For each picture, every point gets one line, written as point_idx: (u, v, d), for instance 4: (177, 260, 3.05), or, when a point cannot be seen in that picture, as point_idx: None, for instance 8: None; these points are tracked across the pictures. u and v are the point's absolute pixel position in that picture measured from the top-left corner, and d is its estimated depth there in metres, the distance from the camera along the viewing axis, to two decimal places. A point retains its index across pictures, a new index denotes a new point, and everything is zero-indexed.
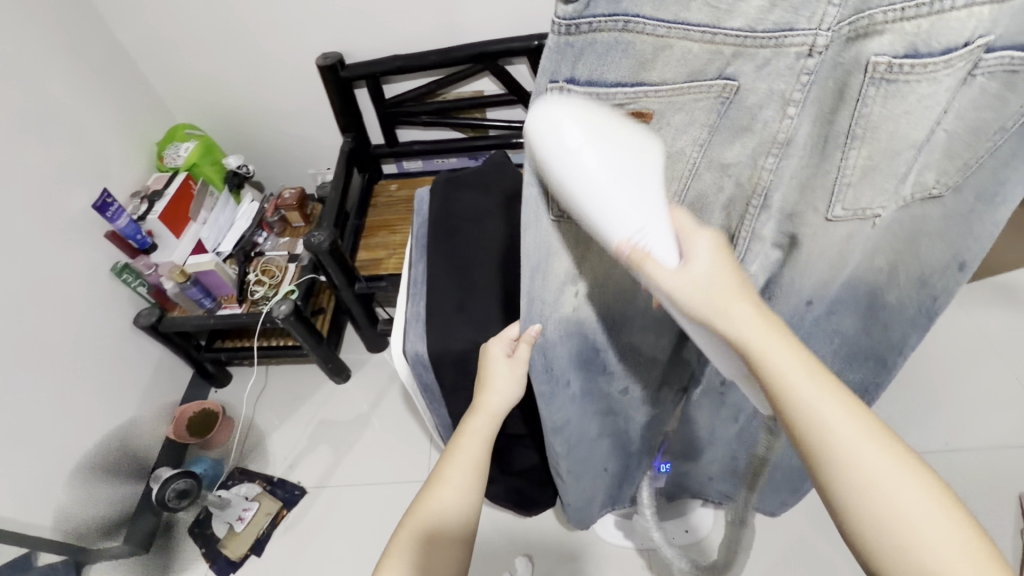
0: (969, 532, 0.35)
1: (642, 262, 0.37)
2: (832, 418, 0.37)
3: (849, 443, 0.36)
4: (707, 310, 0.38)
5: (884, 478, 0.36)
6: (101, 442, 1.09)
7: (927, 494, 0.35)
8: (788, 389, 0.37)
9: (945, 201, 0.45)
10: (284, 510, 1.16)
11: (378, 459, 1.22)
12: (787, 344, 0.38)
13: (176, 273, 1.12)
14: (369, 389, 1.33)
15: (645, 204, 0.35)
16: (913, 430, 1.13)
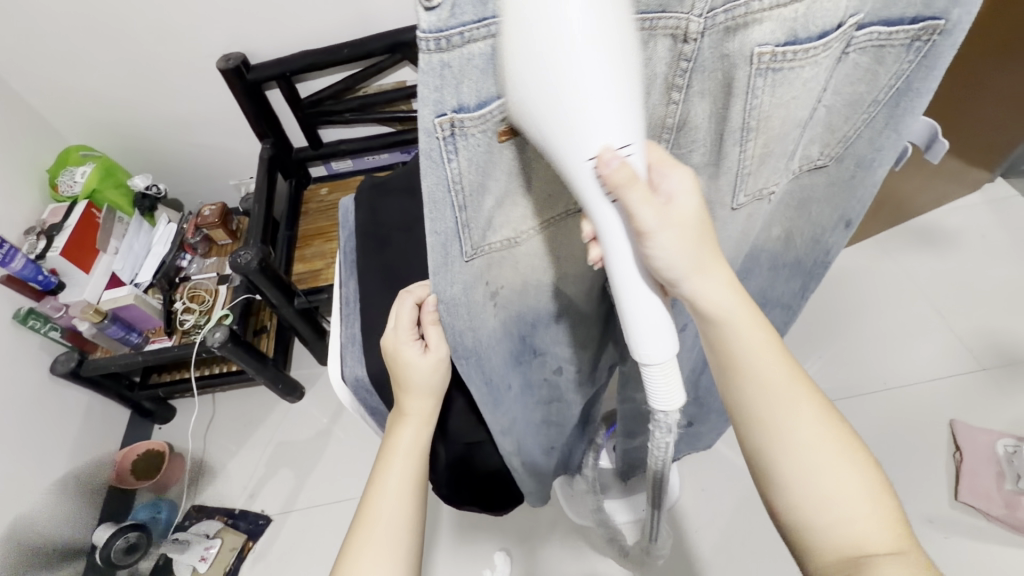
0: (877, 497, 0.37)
1: (622, 189, 0.31)
2: (771, 376, 0.38)
3: (792, 409, 0.38)
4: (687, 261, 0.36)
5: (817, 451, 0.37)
6: (29, 506, 1.00)
7: (844, 451, 0.38)
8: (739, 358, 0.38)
9: (829, 170, 0.46)
10: (250, 542, 1.11)
11: (345, 473, 1.19)
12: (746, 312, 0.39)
13: (90, 312, 1.03)
14: (326, 403, 1.29)
15: (627, 117, 0.30)
16: (855, 373, 1.20)
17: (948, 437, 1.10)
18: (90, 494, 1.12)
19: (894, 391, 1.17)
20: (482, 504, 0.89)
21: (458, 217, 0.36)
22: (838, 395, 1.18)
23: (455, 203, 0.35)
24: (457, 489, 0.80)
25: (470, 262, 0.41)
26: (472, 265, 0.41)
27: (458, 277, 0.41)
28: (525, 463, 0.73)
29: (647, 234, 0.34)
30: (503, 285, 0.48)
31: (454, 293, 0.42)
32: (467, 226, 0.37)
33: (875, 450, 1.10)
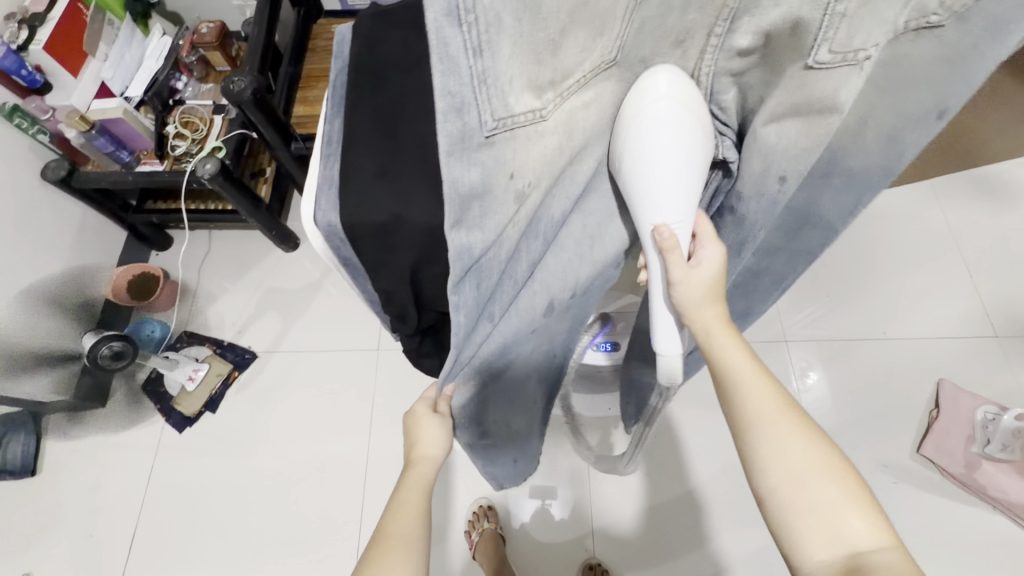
0: (867, 509, 0.41)
1: (668, 249, 0.44)
2: (760, 397, 0.44)
3: (778, 427, 0.43)
4: (686, 311, 0.46)
5: (806, 460, 0.42)
6: (34, 305, 1.06)
7: (827, 461, 0.42)
8: (732, 385, 0.46)
9: (942, 32, 0.37)
10: (235, 373, 1.17)
11: (330, 325, 1.22)
12: (743, 350, 0.46)
13: (75, 119, 0.98)
14: (319, 256, 1.29)
15: (685, 193, 0.42)
16: (854, 316, 1.16)
17: (929, 396, 1.09)
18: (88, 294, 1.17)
19: (891, 343, 1.13)
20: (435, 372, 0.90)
21: (472, 66, 0.31)
22: (834, 336, 1.15)
23: (466, 44, 0.30)
24: (425, 356, 0.80)
25: (490, 137, 0.34)
26: (492, 148, 0.35)
27: (471, 164, 0.34)
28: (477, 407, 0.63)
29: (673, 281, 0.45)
30: (531, 183, 0.39)
31: (465, 179, 0.34)
32: (485, 88, 0.32)
33: (852, 395, 1.10)
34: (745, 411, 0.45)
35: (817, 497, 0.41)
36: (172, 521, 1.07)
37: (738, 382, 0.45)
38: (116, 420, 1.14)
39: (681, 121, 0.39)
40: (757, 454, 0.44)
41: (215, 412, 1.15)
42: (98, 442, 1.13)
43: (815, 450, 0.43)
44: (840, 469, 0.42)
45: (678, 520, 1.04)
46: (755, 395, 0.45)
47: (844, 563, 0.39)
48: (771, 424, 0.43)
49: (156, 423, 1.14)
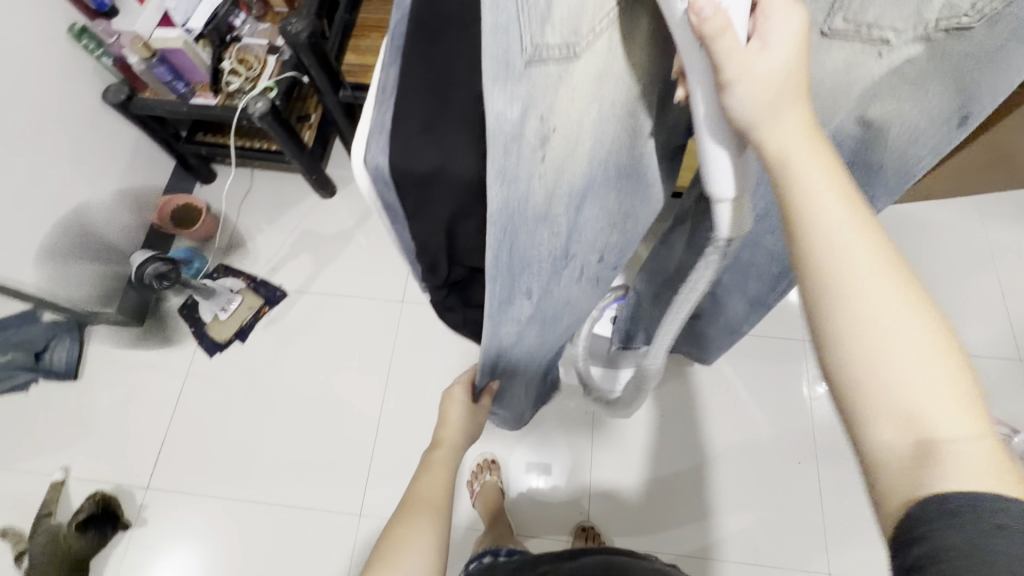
0: (967, 391, 0.28)
1: (712, 39, 0.28)
2: (842, 224, 0.30)
3: (859, 268, 0.29)
4: (745, 112, 0.30)
5: (894, 319, 0.29)
6: (98, 222, 1.14)
7: (911, 315, 0.29)
8: (805, 207, 0.30)
9: (974, 34, 0.36)
10: (266, 307, 1.23)
11: (358, 273, 1.26)
12: (826, 162, 0.31)
13: (138, 46, 1.01)
14: (354, 206, 1.32)
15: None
16: None
17: None
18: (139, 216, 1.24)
19: None
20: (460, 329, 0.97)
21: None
22: None
23: None
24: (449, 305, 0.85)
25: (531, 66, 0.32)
26: (529, 79, 0.33)
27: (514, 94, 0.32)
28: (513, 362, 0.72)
29: (721, 88, 0.30)
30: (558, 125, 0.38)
31: (508, 119, 0.33)
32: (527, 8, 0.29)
33: None
34: (814, 252, 0.30)
35: (894, 366, 0.28)
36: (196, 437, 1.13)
37: (814, 203, 0.30)
38: (153, 338, 1.21)
39: None
40: (821, 298, 0.30)
41: (243, 342, 1.20)
42: (134, 357, 1.20)
43: (900, 301, 0.29)
44: (940, 336, 0.29)
45: (674, 495, 1.07)
46: (831, 217, 0.30)
47: (910, 445, 0.28)
48: (850, 267, 0.29)
49: (189, 346, 1.20)
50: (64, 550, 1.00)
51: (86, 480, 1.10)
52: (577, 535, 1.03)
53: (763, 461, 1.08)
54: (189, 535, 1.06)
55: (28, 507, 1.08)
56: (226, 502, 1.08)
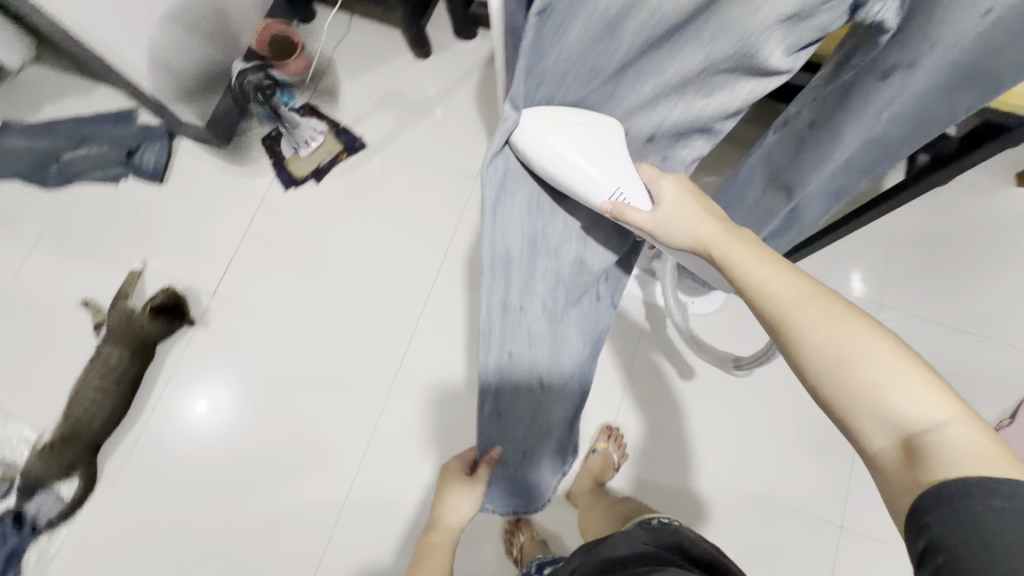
0: (911, 375, 0.41)
1: (623, 214, 0.55)
2: (775, 290, 0.47)
3: (809, 315, 0.45)
4: (683, 233, 0.57)
5: (851, 344, 0.42)
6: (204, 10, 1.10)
7: (873, 337, 0.42)
8: (750, 285, 0.49)
9: None
10: (344, 154, 1.24)
11: (438, 141, 1.24)
12: (753, 253, 0.51)
13: None
14: (445, 74, 1.28)
15: (621, 171, 0.53)
16: (958, 307, 1.10)
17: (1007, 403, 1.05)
18: (227, 22, 1.17)
19: (991, 344, 1.08)
20: None
21: None
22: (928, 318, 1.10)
23: None
24: None
25: None
26: None
27: None
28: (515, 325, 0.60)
29: (640, 219, 0.56)
30: None
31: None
32: None
33: None
34: (769, 314, 0.47)
35: (865, 374, 0.41)
36: (266, 260, 1.19)
37: (756, 279, 0.49)
38: (233, 162, 1.24)
39: (577, 126, 0.50)
40: (797, 341, 0.45)
41: (318, 182, 1.23)
42: (214, 177, 1.24)
43: (853, 324, 0.43)
44: (886, 344, 0.42)
45: (705, 419, 1.09)
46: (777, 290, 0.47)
47: (897, 444, 0.40)
48: (799, 318, 0.45)
49: (267, 177, 1.23)
50: (137, 330, 1.08)
51: (161, 274, 1.18)
52: (601, 432, 1.08)
53: (802, 409, 1.08)
54: (231, 361, 1.14)
55: (109, 287, 1.18)
56: (284, 325, 1.16)
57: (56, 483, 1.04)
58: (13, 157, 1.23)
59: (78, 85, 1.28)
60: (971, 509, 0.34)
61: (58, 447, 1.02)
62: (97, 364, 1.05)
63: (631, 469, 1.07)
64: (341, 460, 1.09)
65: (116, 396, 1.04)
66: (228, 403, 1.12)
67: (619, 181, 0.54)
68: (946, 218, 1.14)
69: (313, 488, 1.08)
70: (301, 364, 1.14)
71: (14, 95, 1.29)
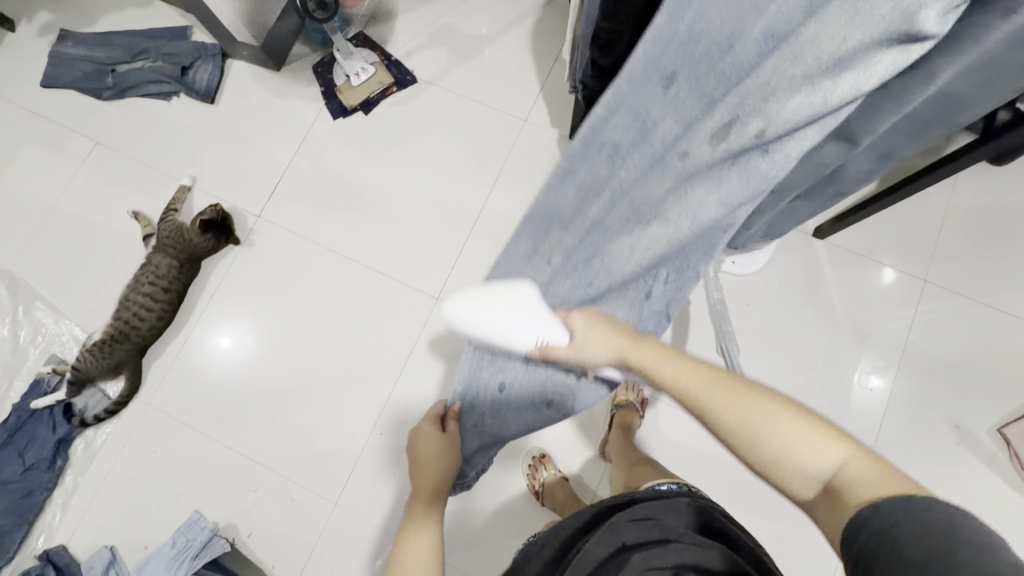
0: (811, 433, 0.45)
1: (549, 351, 0.59)
2: (687, 380, 0.52)
3: (717, 398, 0.49)
4: (602, 352, 0.57)
5: (756, 414, 0.47)
6: None
7: (773, 408, 0.47)
8: (664, 381, 0.53)
9: None
10: (394, 88, 1.23)
11: (489, 83, 1.23)
12: (657, 348, 0.55)
13: None
14: (501, 14, 1.25)
15: (536, 322, 0.60)
16: (1004, 291, 1.08)
17: None
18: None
19: None
20: (576, 127, 1.00)
21: None
22: (970, 300, 1.09)
23: None
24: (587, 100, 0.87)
25: None
26: None
27: None
28: (532, 272, 0.67)
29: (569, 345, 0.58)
30: None
31: None
32: None
33: (955, 363, 1.07)
34: (687, 402, 0.52)
35: (770, 449, 0.45)
36: (312, 188, 1.21)
37: (665, 375, 0.53)
38: (283, 88, 1.25)
39: (509, 299, 0.63)
40: (713, 423, 0.49)
41: (367, 114, 1.23)
42: (264, 101, 1.25)
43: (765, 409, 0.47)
44: (787, 412, 0.46)
45: None
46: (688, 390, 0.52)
47: (821, 486, 0.43)
48: (708, 404, 0.50)
49: (317, 105, 1.24)
50: (187, 242, 1.08)
51: (209, 193, 1.21)
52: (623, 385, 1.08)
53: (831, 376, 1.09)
54: (262, 296, 1.17)
55: (159, 200, 1.21)
56: (325, 253, 1.18)
57: (105, 378, 1.09)
58: (71, 66, 1.25)
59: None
60: (887, 539, 0.35)
61: (107, 345, 1.06)
62: (148, 271, 1.09)
63: (654, 419, 1.10)
64: (373, 386, 1.12)
65: (165, 302, 1.08)
66: (252, 336, 1.15)
67: (536, 331, 0.60)
68: (1004, 200, 1.11)
69: (345, 409, 1.11)
70: (340, 291, 1.16)
71: (72, 4, 1.29)
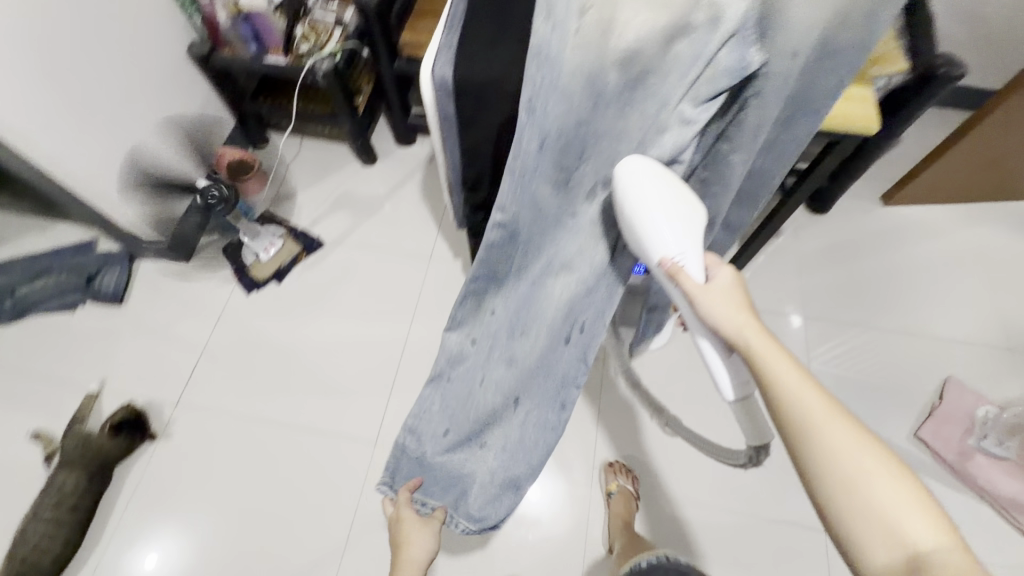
0: (903, 479, 0.42)
1: (678, 275, 0.54)
2: (802, 397, 0.45)
3: (829, 428, 0.43)
4: (726, 328, 0.51)
5: (851, 450, 0.43)
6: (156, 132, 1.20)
7: (880, 454, 0.43)
8: (770, 381, 0.47)
9: None
10: (303, 254, 1.33)
11: (391, 232, 1.36)
12: (789, 364, 0.47)
13: (231, 5, 1.16)
14: (392, 174, 1.43)
15: (685, 238, 0.55)
16: (873, 311, 1.25)
17: (936, 388, 1.17)
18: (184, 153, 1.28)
19: (909, 337, 1.22)
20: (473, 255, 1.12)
21: None
22: (848, 322, 1.25)
23: None
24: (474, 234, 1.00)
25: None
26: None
27: None
28: (472, 341, 0.85)
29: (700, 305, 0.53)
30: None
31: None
32: None
33: (861, 383, 1.18)
34: (789, 414, 0.45)
35: (870, 499, 0.42)
36: (233, 362, 1.21)
37: (774, 378, 0.46)
38: (193, 276, 1.30)
39: (679, 218, 0.55)
40: (816, 454, 0.43)
41: (280, 283, 1.30)
42: (176, 292, 1.28)
43: (863, 451, 0.43)
44: (884, 456, 0.43)
45: (678, 447, 1.14)
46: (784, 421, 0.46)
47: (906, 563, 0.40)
48: (819, 423, 0.44)
49: (230, 285, 1.29)
50: (95, 450, 1.05)
51: (121, 393, 1.17)
52: None
53: None
54: (183, 496, 1.08)
55: (63, 414, 1.15)
56: (253, 424, 1.15)
57: None
58: None
59: (37, 224, 1.34)
60: None
61: None
62: (50, 495, 1.00)
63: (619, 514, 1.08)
64: (324, 556, 1.03)
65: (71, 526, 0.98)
66: (181, 545, 1.04)
67: (680, 247, 0.54)
68: (839, 239, 1.34)
69: None
70: (274, 460, 1.11)
71: None
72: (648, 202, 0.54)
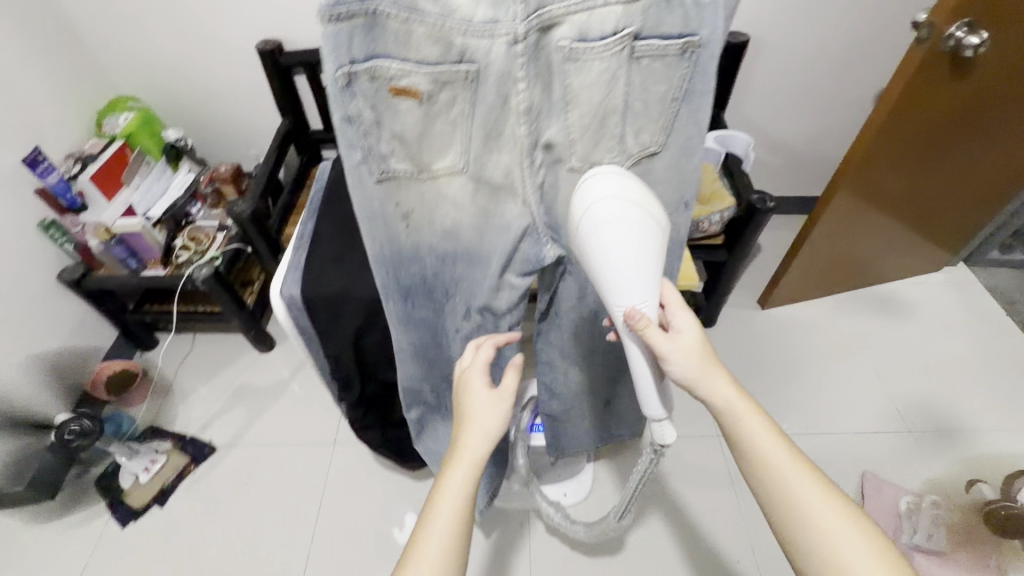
0: (864, 534, 0.50)
1: (645, 326, 0.54)
2: (771, 455, 0.53)
3: (798, 485, 0.51)
4: (690, 376, 0.55)
5: (814, 508, 0.51)
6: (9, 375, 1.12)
7: (843, 515, 0.51)
8: (745, 441, 0.54)
9: (662, 156, 0.65)
10: (191, 466, 1.21)
11: (292, 420, 1.29)
12: (765, 425, 0.54)
13: (101, 232, 1.18)
14: (291, 357, 1.40)
15: (649, 285, 0.53)
16: (781, 415, 1.28)
17: (858, 487, 1.17)
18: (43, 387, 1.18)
19: (819, 437, 1.25)
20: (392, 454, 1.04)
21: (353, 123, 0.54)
22: None
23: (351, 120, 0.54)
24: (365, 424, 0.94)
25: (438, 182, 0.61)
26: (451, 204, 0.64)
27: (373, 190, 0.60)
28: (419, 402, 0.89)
29: (665, 352, 0.55)
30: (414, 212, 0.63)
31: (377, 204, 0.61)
32: (373, 153, 0.56)
33: None
34: (760, 474, 0.53)
35: (830, 552, 0.49)
36: None
37: (752, 440, 0.53)
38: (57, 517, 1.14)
39: (645, 248, 0.52)
40: (787, 508, 0.51)
41: (162, 506, 1.16)
42: (32, 542, 1.11)
43: (827, 505, 0.51)
44: (850, 519, 0.50)
45: None
46: (773, 464, 0.52)
47: None
48: (785, 480, 0.52)
49: (102, 520, 1.13)
50: None
51: None
52: None
53: (710, 560, 1.08)
54: None
55: None
56: None
57: None
58: None
59: None
60: None
61: None
62: None
63: None
64: None
65: None
66: None
67: (644, 296, 0.53)
68: (731, 348, 1.41)
69: None
70: None
71: None
72: (617, 225, 0.51)
